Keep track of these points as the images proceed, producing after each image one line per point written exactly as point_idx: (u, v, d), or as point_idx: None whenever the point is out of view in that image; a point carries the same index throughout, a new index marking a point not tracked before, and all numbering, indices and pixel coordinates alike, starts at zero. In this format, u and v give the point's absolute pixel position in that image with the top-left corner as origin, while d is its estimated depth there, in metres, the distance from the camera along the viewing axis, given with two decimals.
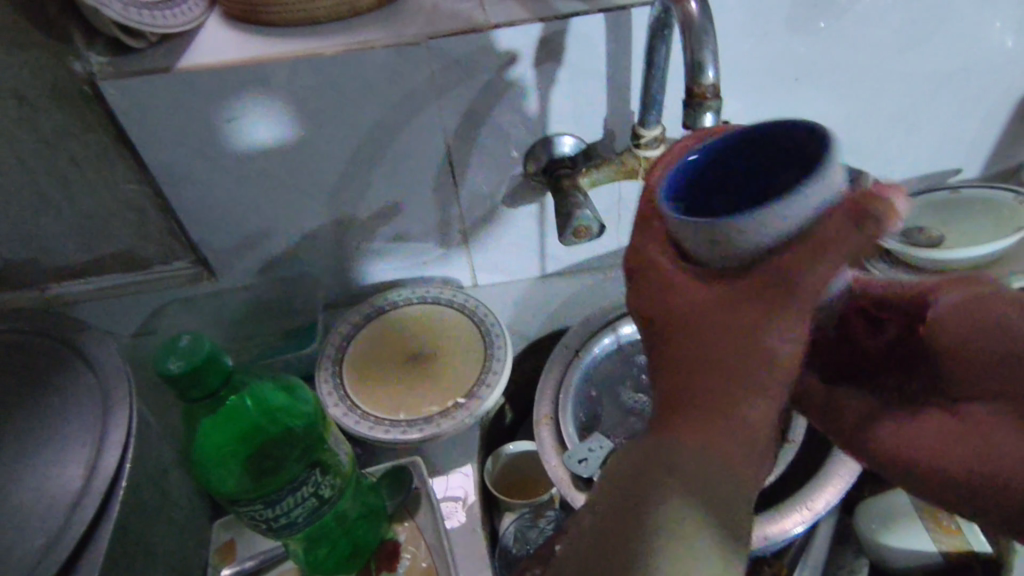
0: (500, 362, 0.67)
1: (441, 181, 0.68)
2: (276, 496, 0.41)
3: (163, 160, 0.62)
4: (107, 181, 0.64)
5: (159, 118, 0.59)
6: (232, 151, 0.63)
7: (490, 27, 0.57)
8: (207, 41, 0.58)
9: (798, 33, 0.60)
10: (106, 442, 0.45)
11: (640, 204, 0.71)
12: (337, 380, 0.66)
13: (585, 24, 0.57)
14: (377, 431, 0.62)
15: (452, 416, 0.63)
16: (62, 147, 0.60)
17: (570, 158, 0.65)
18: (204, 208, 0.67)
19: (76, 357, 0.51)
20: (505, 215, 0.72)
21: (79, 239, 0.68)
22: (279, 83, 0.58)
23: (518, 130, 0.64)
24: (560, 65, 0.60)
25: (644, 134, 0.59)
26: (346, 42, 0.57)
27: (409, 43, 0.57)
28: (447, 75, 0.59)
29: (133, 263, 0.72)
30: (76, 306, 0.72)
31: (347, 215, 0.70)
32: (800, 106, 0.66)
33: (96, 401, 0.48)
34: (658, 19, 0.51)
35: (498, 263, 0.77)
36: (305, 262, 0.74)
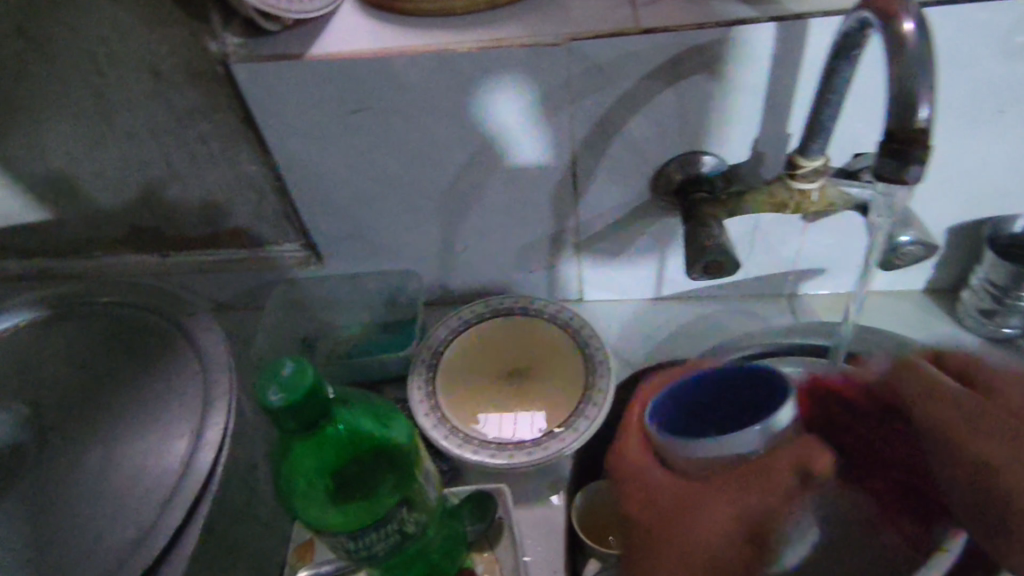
0: (602, 393, 0.61)
1: (562, 191, 0.63)
2: (362, 533, 0.38)
3: (284, 145, 0.62)
4: (230, 161, 0.64)
5: (285, 104, 0.58)
6: (351, 141, 0.61)
7: (639, 30, 0.51)
8: (340, 28, 0.56)
9: (1016, 57, 0.49)
10: (202, 440, 0.44)
11: (781, 236, 0.63)
12: (430, 388, 0.63)
13: (753, 33, 0.50)
14: (466, 451, 0.59)
15: (546, 446, 0.59)
16: (192, 124, 0.61)
17: (708, 180, 0.58)
18: (319, 195, 0.66)
19: (185, 342, 0.51)
20: (625, 233, 0.66)
21: (201, 213, 0.69)
22: (406, 77, 0.55)
23: (655, 143, 0.58)
24: (711, 78, 0.53)
25: (805, 164, 0.52)
26: (481, 38, 0.53)
27: (547, 42, 0.52)
28: (583, 79, 0.54)
29: (248, 240, 0.72)
30: (192, 275, 0.74)
31: (457, 216, 0.67)
32: (1000, 143, 0.55)
33: (197, 392, 0.48)
34: (846, 35, 0.43)
35: (610, 280, 0.71)
36: (409, 258, 0.72)
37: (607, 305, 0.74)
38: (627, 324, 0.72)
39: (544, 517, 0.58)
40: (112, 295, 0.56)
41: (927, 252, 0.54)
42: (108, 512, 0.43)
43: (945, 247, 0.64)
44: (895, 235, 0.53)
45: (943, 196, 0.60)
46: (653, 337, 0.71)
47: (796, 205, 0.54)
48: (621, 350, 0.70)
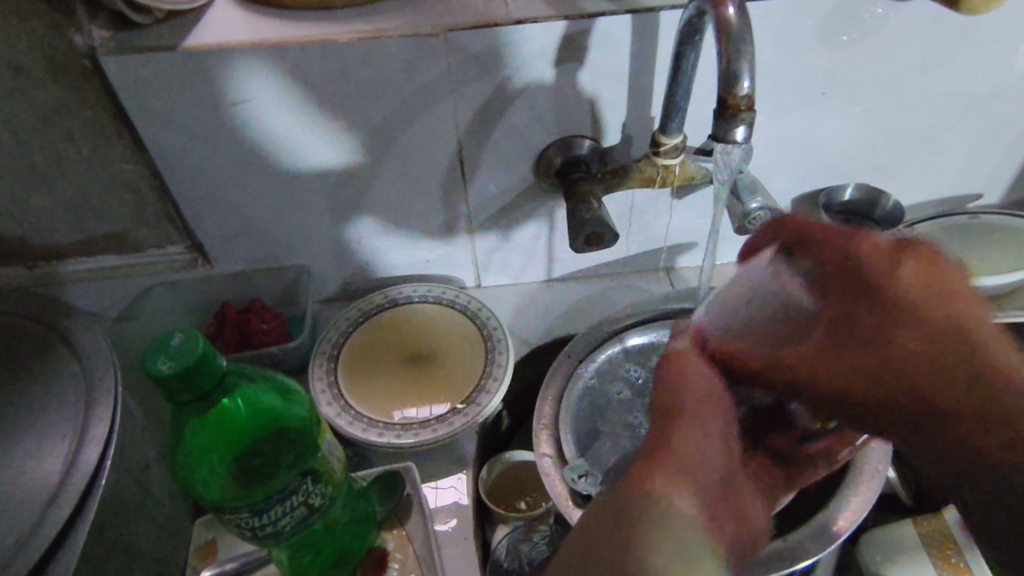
0: (501, 369, 0.64)
1: (450, 179, 0.66)
2: (264, 505, 0.38)
3: (163, 140, 0.60)
4: (104, 161, 0.62)
5: (159, 98, 0.57)
6: (234, 135, 0.60)
7: (512, 22, 0.54)
8: (216, 20, 0.56)
9: (828, 45, 0.58)
10: (88, 437, 0.43)
11: (654, 212, 0.69)
12: (333, 378, 0.64)
13: (611, 24, 0.55)
14: (371, 434, 0.60)
15: (449, 422, 0.61)
16: (59, 122, 0.58)
17: (586, 162, 0.63)
18: (203, 193, 0.65)
19: (62, 344, 0.49)
20: (513, 219, 0.70)
21: (72, 218, 0.66)
22: (287, 67, 0.56)
23: (535, 129, 0.62)
24: (580, 66, 0.58)
25: (665, 142, 0.56)
26: (362, 30, 0.55)
27: (425, 34, 0.55)
28: (462, 70, 0.57)
29: (127, 245, 0.70)
30: (65, 284, 0.70)
31: (350, 209, 0.68)
32: (823, 121, 0.64)
33: (79, 394, 0.46)
34: (688, 23, 0.48)
35: (502, 265, 0.75)
36: (303, 252, 0.72)
37: (501, 288, 0.77)
38: (520, 305, 0.76)
39: (455, 488, 0.61)
40: None
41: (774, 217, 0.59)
42: None
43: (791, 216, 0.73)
44: (746, 203, 0.58)
45: (785, 171, 0.69)
46: (544, 315, 0.74)
47: (663, 179, 0.60)
48: (517, 330, 0.74)
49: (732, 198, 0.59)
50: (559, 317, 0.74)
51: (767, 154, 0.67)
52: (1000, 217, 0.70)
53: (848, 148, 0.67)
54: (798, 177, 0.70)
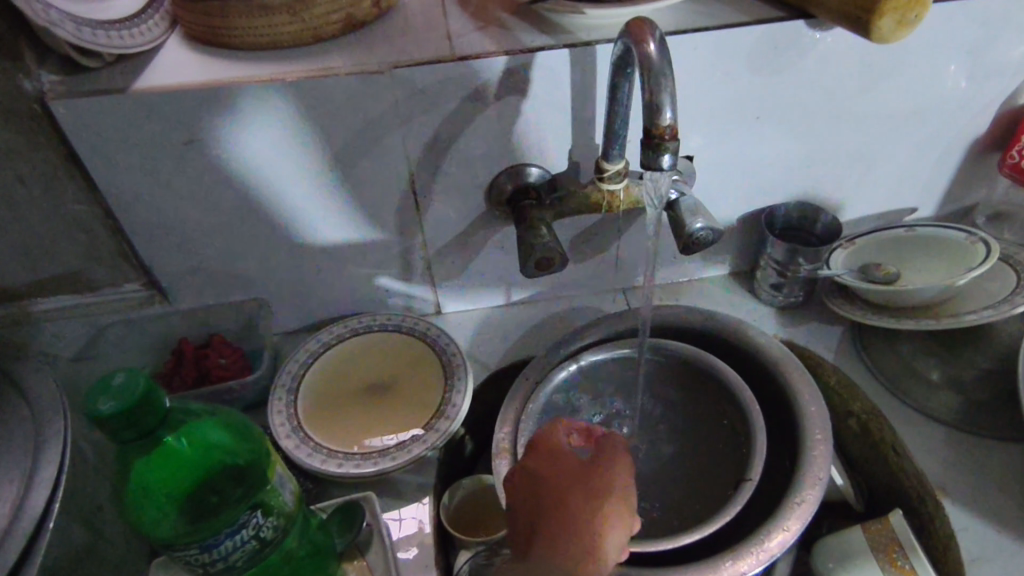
0: (460, 394, 0.65)
1: (404, 210, 0.67)
2: (214, 540, 0.38)
3: (115, 180, 0.61)
4: (57, 201, 0.62)
5: (111, 141, 0.58)
6: (186, 173, 0.61)
7: (455, 58, 0.57)
8: (166, 63, 0.57)
9: (758, 72, 0.61)
10: (35, 481, 0.43)
11: (605, 235, 0.71)
12: (292, 410, 0.64)
13: (551, 58, 0.57)
14: (330, 465, 0.60)
15: (410, 449, 0.61)
16: (9, 167, 0.58)
17: (535, 188, 0.66)
18: (157, 231, 0.65)
19: (9, 388, 0.49)
20: (467, 245, 0.71)
21: (26, 259, 0.66)
22: (236, 106, 0.57)
23: (485, 159, 0.64)
24: (524, 98, 0.60)
25: (608, 168, 0.59)
26: (309, 69, 0.56)
27: (371, 71, 0.56)
28: (409, 104, 0.59)
29: (83, 285, 0.69)
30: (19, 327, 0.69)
31: (306, 242, 0.69)
32: (759, 143, 0.67)
33: (28, 437, 0.46)
34: (619, 57, 0.50)
35: (460, 292, 0.76)
36: (262, 286, 0.72)
37: (461, 315, 0.79)
38: (479, 329, 0.77)
39: (416, 516, 0.61)
40: None
41: (716, 236, 0.61)
42: None
43: (738, 234, 0.76)
44: (690, 224, 0.60)
45: (729, 193, 0.71)
46: (503, 339, 0.76)
47: (608, 205, 0.62)
48: (477, 354, 0.75)
49: (676, 216, 0.62)
50: (518, 341, 0.75)
51: (709, 178, 0.70)
52: (935, 229, 0.73)
53: (786, 169, 0.70)
54: (741, 197, 0.72)
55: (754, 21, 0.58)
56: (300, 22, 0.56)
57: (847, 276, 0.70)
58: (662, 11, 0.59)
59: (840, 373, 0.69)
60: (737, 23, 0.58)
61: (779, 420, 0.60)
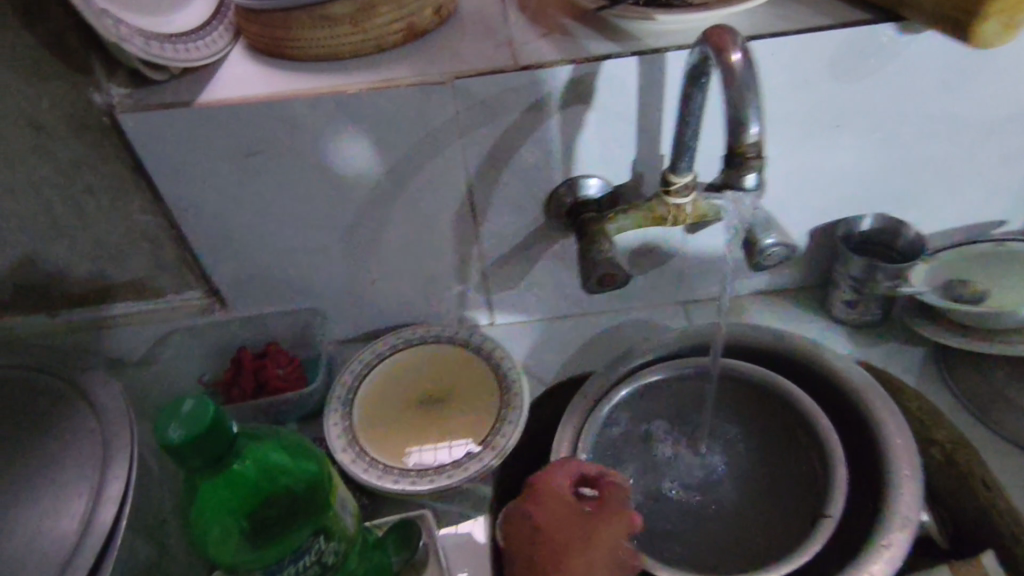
0: (517, 411, 0.63)
1: (461, 221, 0.66)
2: (277, 566, 0.38)
3: (178, 191, 0.61)
4: (123, 212, 0.63)
5: (176, 153, 0.58)
6: (247, 184, 0.61)
7: (519, 68, 0.55)
8: (230, 75, 0.57)
9: (838, 78, 0.57)
10: (103, 496, 0.43)
11: (668, 247, 0.69)
12: (348, 422, 0.64)
13: (618, 66, 0.55)
14: (386, 481, 0.59)
15: (465, 467, 0.60)
16: (79, 178, 0.59)
17: (596, 200, 0.63)
18: (219, 240, 0.66)
19: (79, 399, 0.49)
20: (524, 257, 0.70)
21: (93, 267, 0.67)
22: (297, 118, 0.56)
23: (545, 170, 0.62)
24: (588, 107, 0.58)
25: (677, 180, 0.56)
26: (371, 80, 0.55)
27: (433, 82, 0.55)
28: (471, 115, 0.57)
29: (146, 292, 0.71)
30: (86, 332, 0.71)
31: (362, 252, 0.68)
32: (836, 153, 0.63)
33: (96, 450, 0.46)
34: (695, 66, 0.47)
35: (515, 303, 0.75)
36: (318, 296, 0.72)
37: (516, 326, 0.77)
38: (534, 342, 0.75)
39: (471, 535, 0.60)
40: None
41: (790, 252, 0.57)
42: None
43: (809, 247, 0.72)
44: (761, 239, 0.57)
45: (801, 205, 0.68)
46: (559, 353, 0.74)
47: (673, 218, 0.59)
48: (532, 368, 0.73)
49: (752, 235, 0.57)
50: (574, 355, 0.73)
51: (781, 189, 0.66)
52: None
53: (864, 179, 0.66)
54: (814, 209, 0.68)
55: (837, 24, 0.54)
56: (363, 32, 0.55)
57: (929, 295, 0.66)
58: (737, 15, 0.56)
59: (920, 399, 0.65)
60: (818, 27, 0.54)
61: (855, 450, 0.57)
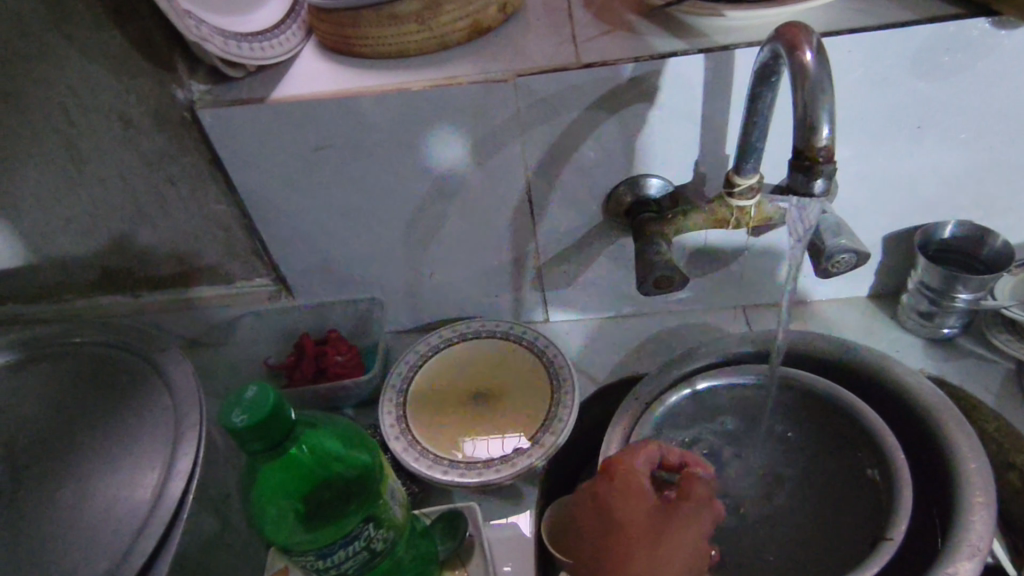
0: (567, 410, 0.63)
1: (519, 218, 0.66)
2: (329, 549, 0.40)
3: (250, 182, 0.64)
4: (200, 202, 0.66)
5: (250, 147, 0.61)
6: (314, 178, 0.63)
7: (581, 66, 0.54)
8: (301, 72, 0.59)
9: (923, 77, 0.54)
10: (173, 471, 0.46)
11: (729, 250, 0.67)
12: (401, 412, 0.65)
13: (684, 64, 0.54)
14: (435, 471, 0.61)
15: (513, 463, 0.61)
16: (162, 169, 0.63)
17: (656, 200, 0.62)
18: (286, 231, 0.69)
19: (156, 378, 0.53)
20: (580, 255, 0.69)
21: (172, 253, 0.71)
22: (363, 114, 0.58)
23: (605, 169, 0.62)
24: (651, 105, 0.57)
25: (740, 182, 0.54)
26: (434, 77, 0.56)
27: (495, 80, 0.55)
28: (531, 112, 0.57)
29: (219, 277, 0.75)
30: (165, 313, 0.76)
31: (421, 246, 0.70)
32: (918, 156, 0.60)
33: (169, 426, 0.49)
34: (764, 65, 0.46)
35: (569, 301, 0.74)
36: (377, 287, 0.74)
37: (570, 324, 0.77)
38: (587, 341, 0.75)
39: (516, 531, 0.60)
40: (86, 334, 0.57)
41: (860, 260, 0.55)
42: (84, 544, 0.44)
43: (882, 254, 0.68)
44: (829, 245, 0.54)
45: (876, 210, 0.64)
46: (612, 353, 0.73)
47: (737, 220, 0.58)
48: (584, 367, 0.73)
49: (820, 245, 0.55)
50: (627, 356, 0.73)
51: (855, 192, 0.63)
52: None
53: (947, 185, 0.62)
54: (890, 215, 0.65)
55: (924, 18, 0.51)
56: (428, 30, 0.56)
57: (1014, 310, 0.62)
58: (813, 10, 0.53)
59: (1000, 421, 0.60)
60: (903, 22, 0.51)
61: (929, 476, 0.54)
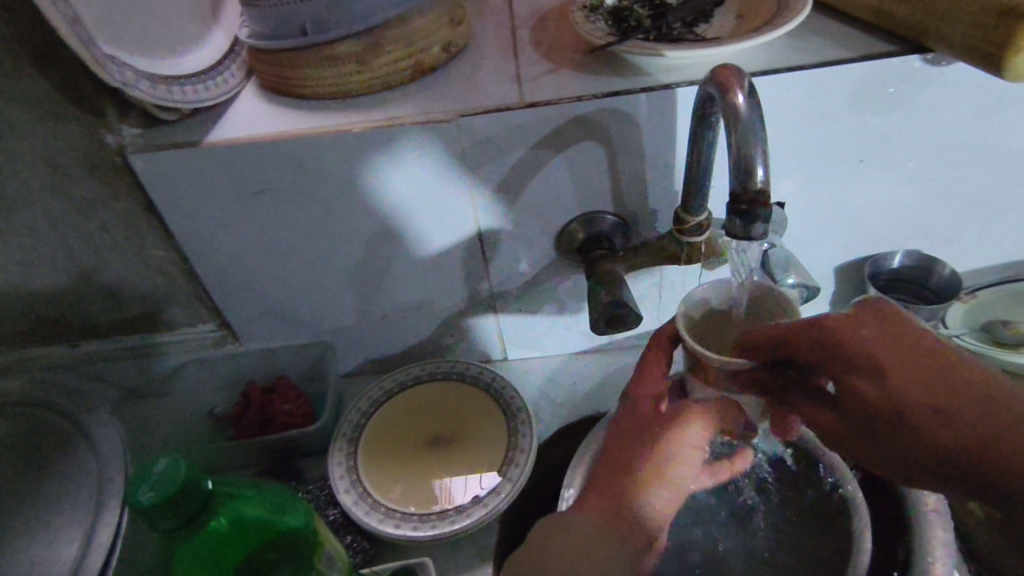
0: (523, 454, 0.61)
1: (471, 257, 0.65)
2: None
3: (189, 227, 0.62)
4: (137, 248, 0.64)
5: (187, 191, 0.59)
6: (256, 221, 0.61)
7: (525, 105, 0.54)
8: (239, 115, 0.58)
9: (863, 112, 0.55)
10: (93, 544, 0.43)
11: (684, 284, 0.66)
12: (352, 462, 0.63)
13: (628, 103, 0.54)
14: (386, 526, 0.58)
15: (468, 513, 0.58)
16: (95, 215, 0.60)
17: (609, 237, 0.61)
18: (229, 275, 0.66)
19: (80, 440, 0.49)
20: (536, 293, 0.68)
21: (109, 301, 0.68)
22: (304, 156, 0.56)
23: (555, 207, 0.61)
24: (597, 143, 0.56)
25: (690, 221, 0.53)
26: (375, 118, 0.55)
27: (438, 120, 0.54)
28: (477, 152, 0.56)
29: (161, 325, 0.71)
30: (103, 364, 0.72)
31: (372, 287, 0.68)
32: (864, 189, 0.60)
33: (92, 494, 0.46)
34: (702, 105, 0.45)
35: (527, 339, 0.73)
36: (328, 330, 0.72)
37: (529, 362, 0.75)
38: (547, 380, 0.73)
39: None
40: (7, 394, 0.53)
41: (812, 294, 0.55)
42: None
43: (835, 285, 0.68)
44: (781, 278, 0.54)
45: (826, 241, 0.65)
46: (572, 392, 0.72)
47: (687, 255, 0.56)
48: (544, 407, 0.71)
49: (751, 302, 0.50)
50: (587, 394, 0.71)
51: (804, 225, 0.63)
52: None
53: (893, 216, 0.63)
54: (840, 246, 0.65)
55: (859, 56, 0.52)
56: (369, 71, 0.54)
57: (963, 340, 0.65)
58: (752, 49, 0.54)
59: None
60: (840, 59, 0.52)
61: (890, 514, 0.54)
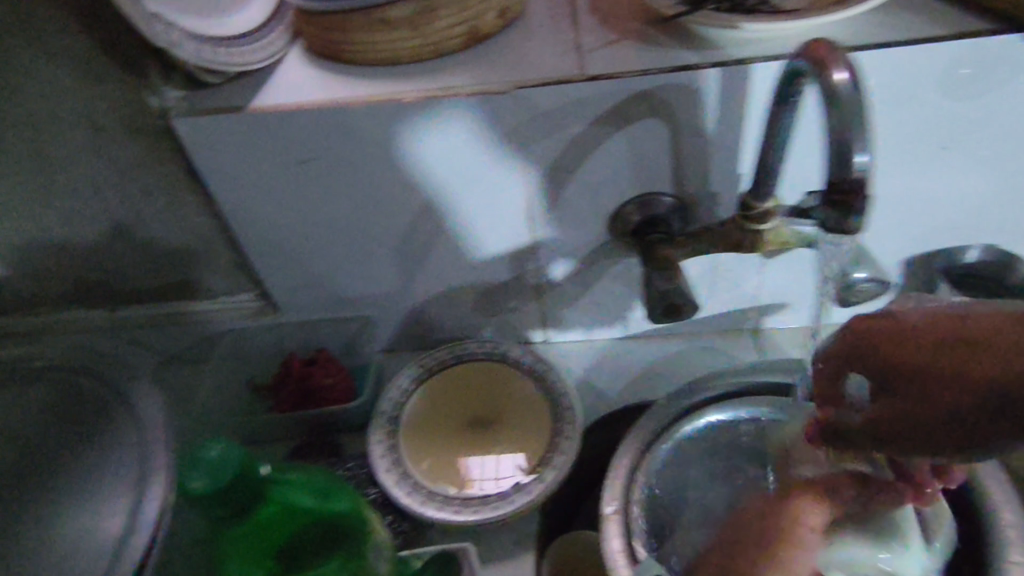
0: (568, 441, 0.60)
1: (519, 235, 0.62)
2: None
3: (232, 195, 0.60)
4: (178, 214, 0.62)
5: (230, 157, 0.57)
6: (301, 191, 0.59)
7: (587, 78, 0.50)
8: (285, 80, 0.55)
9: (954, 95, 0.50)
10: (142, 516, 0.43)
11: (742, 272, 0.63)
12: (392, 441, 0.62)
13: (699, 78, 0.50)
14: (427, 508, 0.57)
15: (511, 500, 0.57)
16: (136, 179, 0.59)
17: (666, 221, 0.58)
18: (270, 245, 0.65)
19: (124, 409, 0.49)
20: (584, 274, 0.66)
21: (149, 266, 0.67)
22: (352, 125, 0.54)
23: (611, 186, 0.58)
24: (662, 120, 0.53)
25: (759, 206, 0.50)
26: (428, 87, 0.52)
27: (495, 91, 0.51)
28: (533, 126, 0.53)
29: (200, 292, 0.70)
30: (143, 328, 0.72)
31: (415, 262, 0.66)
32: (945, 178, 0.56)
33: (138, 465, 0.45)
34: (786, 84, 0.42)
35: (571, 321, 0.71)
36: (368, 304, 0.70)
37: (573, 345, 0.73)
38: (590, 363, 0.71)
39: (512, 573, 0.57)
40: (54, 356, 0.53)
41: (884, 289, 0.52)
42: None
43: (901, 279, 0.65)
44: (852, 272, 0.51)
45: (896, 232, 0.61)
46: (616, 377, 0.70)
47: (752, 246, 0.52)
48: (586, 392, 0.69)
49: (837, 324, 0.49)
50: (632, 380, 0.69)
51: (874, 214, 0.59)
52: None
53: (972, 208, 0.59)
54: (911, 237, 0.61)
55: (959, 34, 0.47)
56: (423, 36, 0.51)
57: None
58: (838, 22, 0.50)
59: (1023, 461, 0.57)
60: (936, 37, 0.47)
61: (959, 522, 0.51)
